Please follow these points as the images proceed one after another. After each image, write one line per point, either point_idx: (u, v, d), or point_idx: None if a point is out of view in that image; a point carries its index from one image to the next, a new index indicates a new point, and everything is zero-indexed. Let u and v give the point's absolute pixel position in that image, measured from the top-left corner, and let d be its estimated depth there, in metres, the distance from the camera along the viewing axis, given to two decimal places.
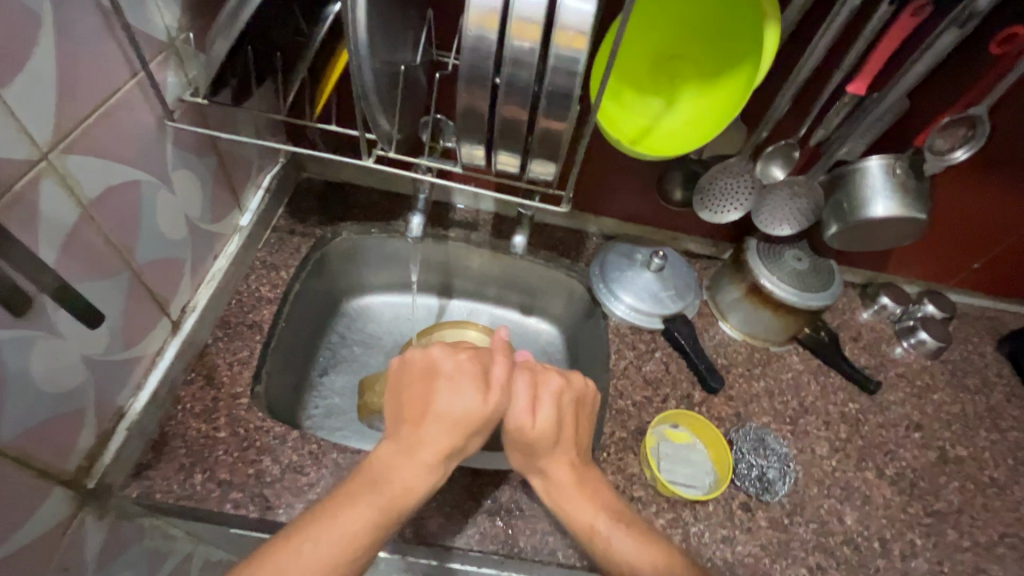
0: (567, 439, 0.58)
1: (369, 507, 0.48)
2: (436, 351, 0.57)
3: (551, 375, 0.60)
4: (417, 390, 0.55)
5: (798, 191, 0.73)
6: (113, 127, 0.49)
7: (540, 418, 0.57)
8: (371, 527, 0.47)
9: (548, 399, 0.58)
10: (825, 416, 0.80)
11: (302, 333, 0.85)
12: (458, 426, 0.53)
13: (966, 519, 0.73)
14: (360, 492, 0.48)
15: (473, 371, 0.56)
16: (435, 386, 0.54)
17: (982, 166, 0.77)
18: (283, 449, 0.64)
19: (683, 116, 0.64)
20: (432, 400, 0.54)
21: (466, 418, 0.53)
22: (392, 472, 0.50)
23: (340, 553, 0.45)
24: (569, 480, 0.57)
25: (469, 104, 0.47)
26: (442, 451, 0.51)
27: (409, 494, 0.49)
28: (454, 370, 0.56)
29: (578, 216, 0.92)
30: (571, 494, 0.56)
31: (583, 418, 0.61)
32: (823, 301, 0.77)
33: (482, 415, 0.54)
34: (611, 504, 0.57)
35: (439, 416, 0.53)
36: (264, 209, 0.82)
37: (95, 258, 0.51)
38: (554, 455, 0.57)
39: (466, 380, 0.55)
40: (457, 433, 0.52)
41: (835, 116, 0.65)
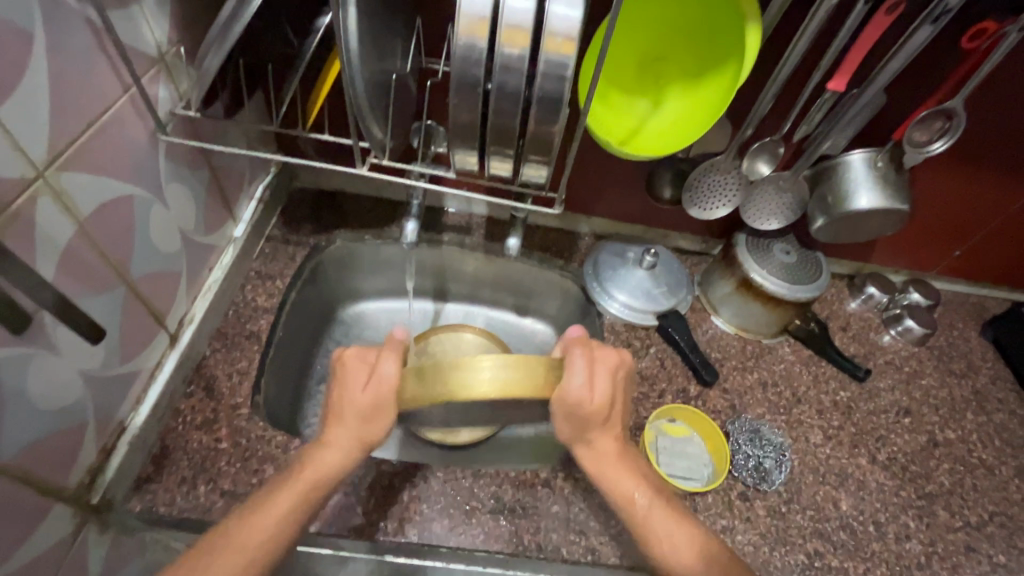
0: (613, 417, 0.58)
1: (289, 496, 0.52)
2: (354, 354, 0.57)
3: (605, 352, 0.56)
4: (337, 387, 0.57)
5: (783, 186, 0.75)
6: (106, 142, 0.49)
7: (597, 393, 0.54)
8: (293, 510, 0.52)
9: (603, 376, 0.55)
10: (818, 405, 0.81)
11: (299, 342, 0.85)
12: (365, 417, 0.55)
13: (957, 500, 0.75)
14: (280, 486, 0.53)
15: (355, 367, 0.56)
16: (340, 385, 0.56)
17: (959, 157, 0.79)
18: (286, 457, 0.65)
19: (669, 117, 0.65)
20: (337, 398, 0.56)
21: (361, 411, 0.54)
22: (321, 459, 0.54)
23: (257, 540, 0.50)
24: (609, 455, 0.58)
25: (461, 112, 0.48)
26: (353, 439, 0.55)
27: (325, 477, 0.54)
28: (371, 366, 0.56)
29: (569, 217, 0.94)
30: (614, 467, 0.58)
31: (626, 393, 0.60)
32: (812, 293, 0.79)
33: (373, 400, 0.54)
34: (652, 482, 0.59)
35: (344, 413, 0.55)
36: (257, 219, 0.82)
37: (91, 273, 0.51)
38: (599, 432, 0.57)
39: (350, 378, 0.56)
40: (365, 423, 0.55)
41: (816, 113, 0.66)
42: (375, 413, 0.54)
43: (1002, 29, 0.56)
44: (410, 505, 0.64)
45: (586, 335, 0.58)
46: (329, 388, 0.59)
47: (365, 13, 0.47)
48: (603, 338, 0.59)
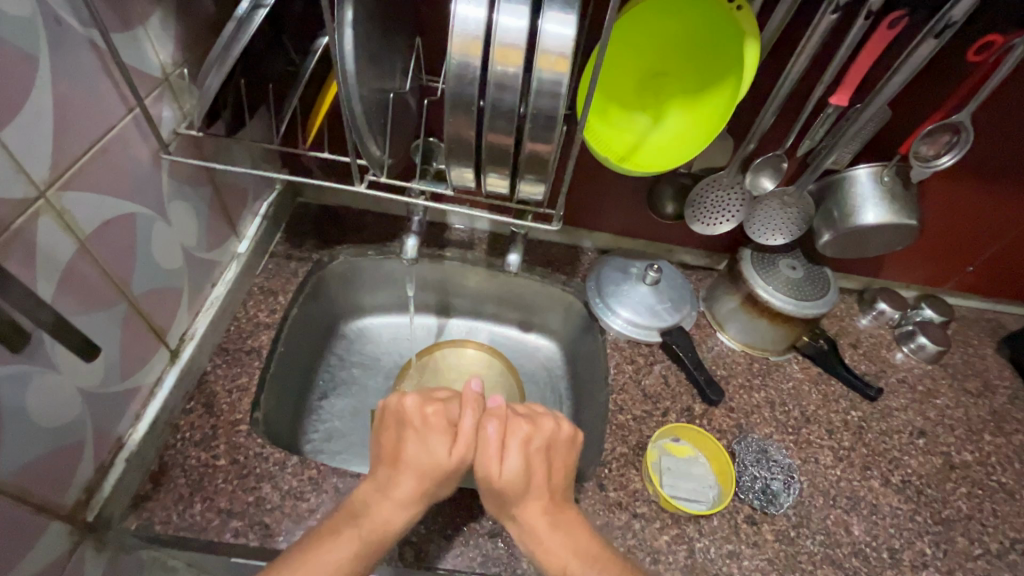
0: (537, 485, 0.57)
1: (350, 543, 0.51)
2: (408, 402, 0.60)
3: (519, 423, 0.59)
4: (411, 436, 0.58)
5: (788, 202, 0.74)
6: (109, 162, 0.50)
7: (506, 468, 0.56)
8: (354, 559, 0.50)
9: (516, 446, 0.57)
10: (828, 425, 0.79)
11: (301, 357, 0.86)
12: (425, 469, 0.56)
13: (976, 526, 0.72)
14: (339, 532, 0.52)
15: (445, 426, 0.59)
16: (405, 431, 0.58)
17: (968, 169, 0.78)
18: (283, 475, 0.64)
19: (669, 132, 0.65)
20: (409, 447, 0.57)
21: (432, 468, 0.56)
22: (372, 514, 0.53)
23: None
24: (544, 525, 0.55)
25: (457, 129, 0.48)
26: (412, 490, 0.55)
27: (384, 530, 0.53)
28: (425, 424, 0.59)
29: (571, 232, 0.94)
30: (549, 538, 0.54)
31: (566, 458, 0.60)
32: (819, 309, 0.78)
33: (435, 454, 0.57)
34: (584, 549, 0.54)
35: (411, 461, 0.57)
36: (261, 236, 0.83)
37: (93, 291, 0.51)
38: (526, 502, 0.56)
39: (434, 434, 0.58)
40: (422, 478, 0.56)
41: (820, 127, 0.65)
42: (435, 467, 0.56)
43: (1009, 41, 0.55)
44: (407, 525, 0.63)
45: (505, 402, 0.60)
46: (405, 436, 0.58)
47: (362, 32, 0.48)
48: (526, 410, 0.61)
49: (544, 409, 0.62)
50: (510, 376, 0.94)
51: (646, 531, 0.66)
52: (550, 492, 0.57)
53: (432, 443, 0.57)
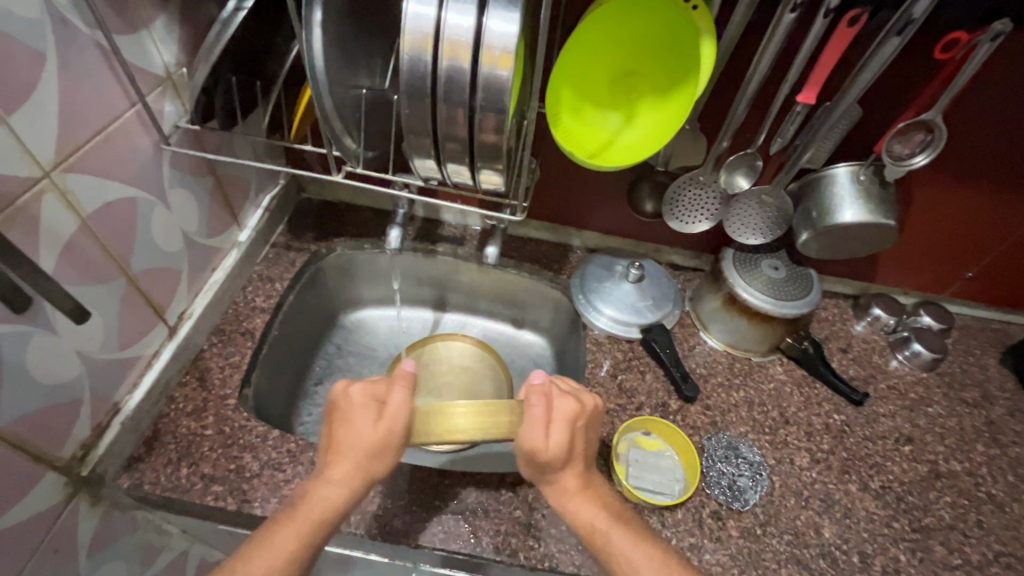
0: (576, 454, 0.58)
1: (295, 529, 0.52)
2: (338, 387, 0.58)
3: (565, 399, 0.57)
4: (344, 418, 0.56)
5: (767, 200, 0.74)
6: (111, 149, 0.56)
7: (553, 440, 0.55)
8: (300, 545, 0.52)
9: (561, 421, 0.56)
10: (808, 427, 0.78)
11: (300, 343, 0.93)
12: (359, 447, 0.54)
13: (957, 536, 0.70)
14: (283, 520, 0.53)
15: (367, 404, 0.55)
16: (340, 415, 0.57)
17: (957, 170, 0.76)
18: (264, 447, 0.68)
19: (640, 130, 0.67)
20: (341, 430, 0.56)
21: (364, 446, 0.54)
22: (315, 497, 0.54)
23: (275, 565, 0.50)
24: (575, 487, 0.57)
25: (416, 122, 0.51)
26: (350, 472, 0.55)
27: (327, 512, 0.54)
28: (347, 403, 0.56)
29: (560, 229, 0.96)
30: (581, 500, 0.57)
31: (596, 428, 0.60)
32: (798, 309, 0.78)
33: (366, 430, 0.54)
34: (609, 510, 0.57)
35: (348, 444, 0.55)
36: (262, 226, 0.89)
37: (94, 266, 0.57)
38: (561, 472, 0.57)
39: (361, 413, 0.55)
40: (354, 460, 0.55)
41: (790, 125, 0.65)
42: (364, 446, 0.54)
43: (973, 38, 0.55)
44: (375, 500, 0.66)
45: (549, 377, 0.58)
46: (341, 419, 0.57)
47: (333, 33, 0.52)
48: (567, 385, 0.60)
49: (581, 387, 0.61)
50: (499, 369, 0.98)
51: None
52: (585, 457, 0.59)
53: (360, 425, 0.55)
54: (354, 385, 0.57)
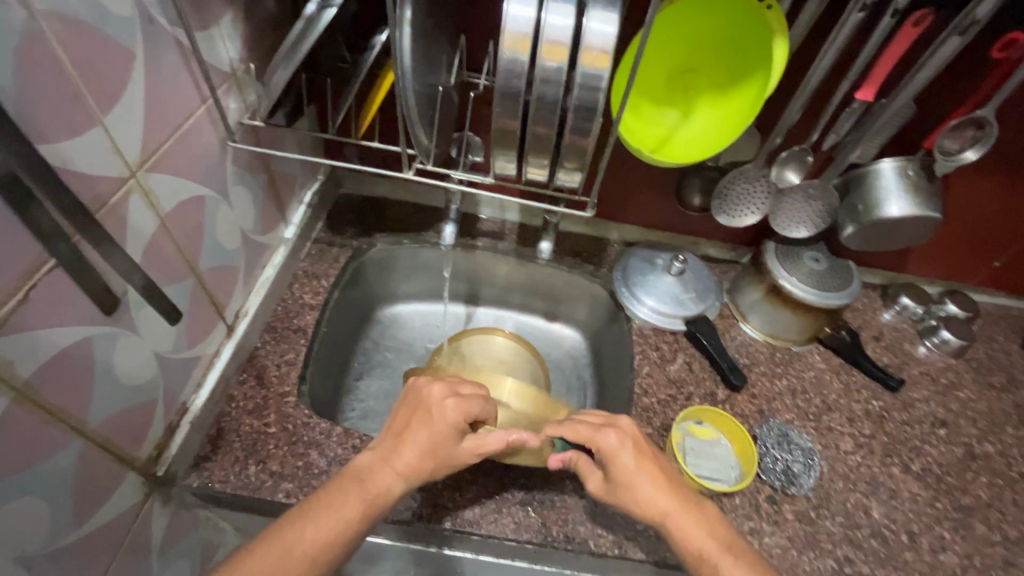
0: (662, 480, 0.59)
1: (358, 498, 0.54)
2: (432, 391, 0.63)
3: (607, 434, 0.62)
4: (428, 419, 0.61)
5: (813, 194, 0.76)
6: (185, 147, 0.55)
7: (630, 476, 0.59)
8: (359, 516, 0.53)
9: (624, 456, 0.60)
10: (849, 413, 0.81)
11: (341, 338, 0.93)
12: (431, 449, 0.59)
13: (995, 514, 0.73)
14: (349, 487, 0.55)
15: (456, 419, 0.61)
16: (421, 412, 0.61)
17: (994, 165, 0.79)
18: (329, 443, 0.69)
19: (699, 125, 0.68)
20: (419, 428, 0.60)
21: (437, 454, 0.59)
22: (378, 478, 0.56)
23: (332, 534, 0.52)
24: (677, 508, 0.58)
25: (503, 120, 0.51)
26: (414, 464, 0.58)
27: (388, 496, 0.56)
28: (439, 414, 0.61)
29: (599, 223, 0.98)
30: (682, 519, 0.57)
31: (654, 451, 0.62)
32: (841, 300, 0.80)
33: (444, 438, 0.60)
34: (713, 531, 0.56)
35: (423, 441, 0.59)
36: (306, 222, 0.88)
37: (169, 265, 0.56)
38: (663, 501, 0.58)
39: (447, 425, 0.60)
40: (421, 453, 0.59)
41: (846, 122, 0.67)
42: (434, 447, 0.59)
43: None
44: (444, 493, 0.67)
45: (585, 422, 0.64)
46: (418, 418, 0.61)
47: (418, 30, 0.52)
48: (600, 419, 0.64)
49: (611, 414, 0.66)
50: (537, 364, 1.00)
51: None
52: (667, 477, 0.60)
53: (439, 433, 0.60)
54: (448, 396, 0.62)
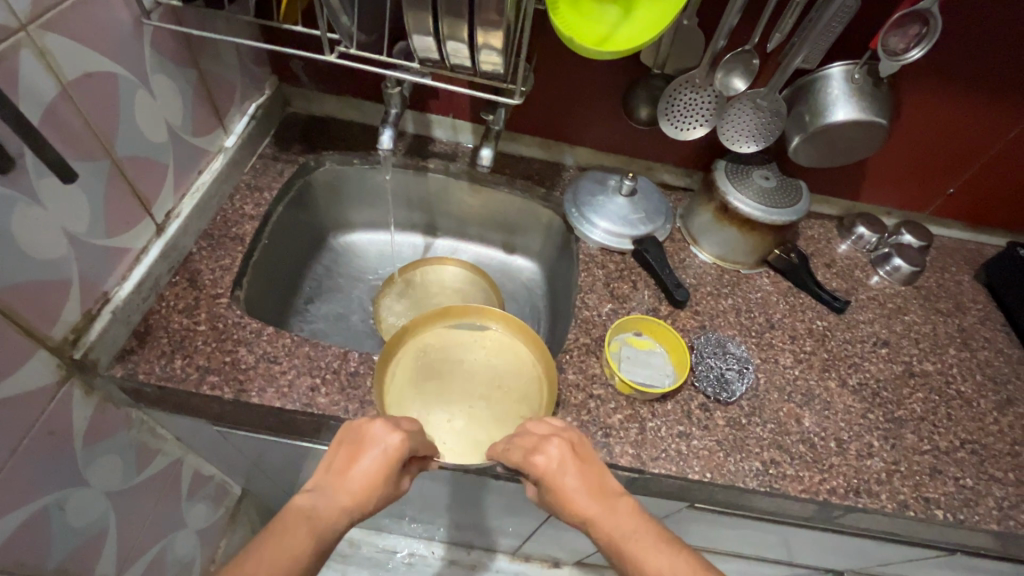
0: (600, 489, 0.54)
1: (307, 534, 0.46)
2: (376, 425, 0.56)
3: (541, 450, 0.56)
4: (374, 452, 0.54)
5: (761, 104, 0.74)
6: (88, 14, 0.53)
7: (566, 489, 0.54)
8: (309, 552, 0.45)
9: (563, 474, 0.55)
10: (792, 331, 0.81)
11: (289, 260, 0.92)
12: (379, 484, 0.53)
13: (927, 426, 0.74)
14: (291, 522, 0.47)
15: (402, 458, 0.55)
16: (365, 444, 0.54)
17: (950, 78, 0.76)
18: (258, 341, 0.69)
19: (639, 22, 0.66)
20: (366, 459, 0.53)
21: (379, 493, 0.53)
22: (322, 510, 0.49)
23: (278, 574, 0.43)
24: (600, 511, 0.52)
25: None
26: (360, 503, 0.51)
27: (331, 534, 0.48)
28: (385, 451, 0.54)
29: (553, 146, 0.95)
30: (609, 517, 0.52)
31: (589, 460, 0.57)
32: (788, 217, 0.79)
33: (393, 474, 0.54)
34: (630, 525, 0.51)
35: (372, 477, 0.53)
36: (248, 134, 0.86)
37: (77, 139, 0.55)
38: (597, 513, 0.52)
39: (397, 460, 0.54)
40: (368, 486, 0.52)
41: (789, 19, 0.66)
42: (379, 481, 0.53)
43: None
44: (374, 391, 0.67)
45: (520, 441, 0.58)
46: (362, 450, 0.54)
47: None
48: (535, 436, 0.58)
49: (546, 431, 0.59)
50: (490, 293, 0.99)
51: (601, 411, 0.69)
52: (597, 483, 0.55)
53: (386, 467, 0.53)
54: (395, 430, 0.56)
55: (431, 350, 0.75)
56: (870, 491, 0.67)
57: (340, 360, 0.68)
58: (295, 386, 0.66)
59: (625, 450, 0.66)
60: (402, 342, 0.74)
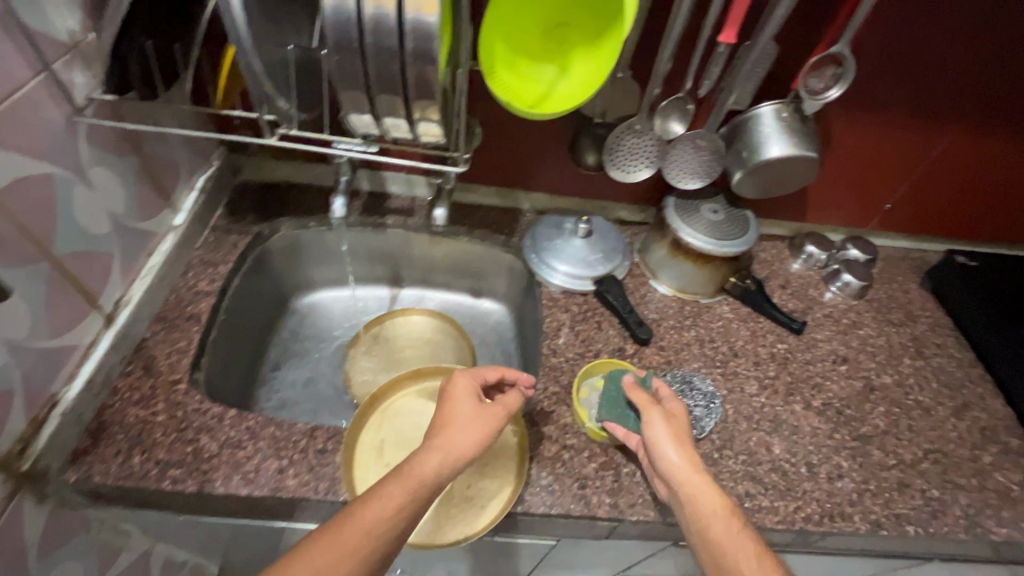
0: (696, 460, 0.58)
1: (401, 489, 0.49)
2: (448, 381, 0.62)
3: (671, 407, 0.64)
4: (460, 399, 0.59)
5: (700, 144, 0.78)
6: (18, 121, 0.52)
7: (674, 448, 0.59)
8: (405, 505, 0.49)
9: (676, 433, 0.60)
10: (754, 357, 0.83)
11: (251, 330, 0.91)
12: (469, 423, 0.57)
13: (891, 440, 0.76)
14: (388, 477, 0.50)
15: (472, 392, 0.61)
16: (448, 397, 0.60)
17: (877, 103, 0.80)
18: (221, 428, 0.67)
19: (574, 80, 0.69)
20: (454, 407, 0.59)
21: (476, 424, 0.57)
22: (422, 462, 0.52)
23: (381, 524, 0.47)
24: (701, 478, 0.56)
25: (344, 68, 0.51)
26: (461, 438, 0.55)
27: (437, 474, 0.52)
28: (456, 393, 0.60)
29: (508, 193, 0.97)
30: (692, 482, 0.55)
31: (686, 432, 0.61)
32: (738, 248, 0.81)
33: (474, 401, 0.59)
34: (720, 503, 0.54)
35: (460, 418, 0.57)
36: (199, 209, 0.86)
37: (11, 248, 0.54)
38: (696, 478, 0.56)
39: (466, 393, 0.60)
40: (464, 423, 0.57)
41: (715, 66, 0.69)
42: (473, 416, 0.58)
43: None
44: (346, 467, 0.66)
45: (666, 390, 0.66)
46: (449, 400, 0.60)
47: None
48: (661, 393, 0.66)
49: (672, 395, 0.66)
50: (461, 340, 0.98)
51: (575, 460, 0.69)
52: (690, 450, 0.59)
53: (471, 402, 0.59)
54: (457, 374, 0.62)
55: (398, 421, 0.71)
56: (843, 514, 0.68)
57: (306, 439, 0.67)
58: (261, 470, 0.64)
59: (602, 500, 0.66)
60: (368, 413, 0.70)
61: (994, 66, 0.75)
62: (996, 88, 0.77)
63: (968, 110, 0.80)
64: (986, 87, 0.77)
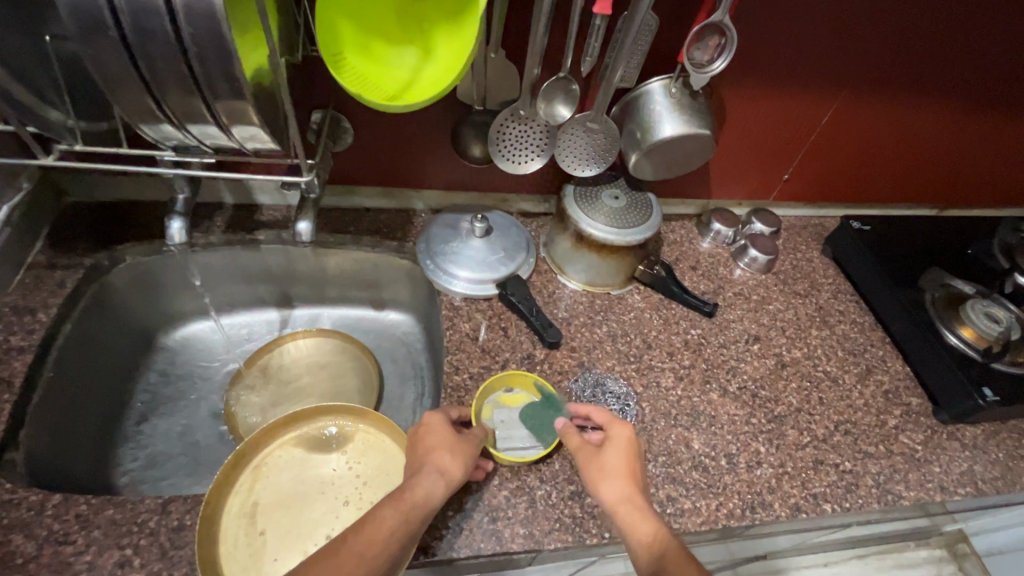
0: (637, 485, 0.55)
1: (394, 513, 0.48)
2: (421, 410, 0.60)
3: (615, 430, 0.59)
4: (436, 426, 0.57)
5: (591, 127, 0.72)
6: None
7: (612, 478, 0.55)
8: (398, 528, 0.47)
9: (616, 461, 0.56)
10: (669, 347, 0.79)
11: (99, 382, 0.76)
12: (452, 447, 0.55)
13: (804, 416, 0.75)
14: (381, 501, 0.49)
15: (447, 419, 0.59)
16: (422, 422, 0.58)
17: (767, 73, 0.77)
18: (41, 520, 0.54)
19: (437, 63, 0.59)
20: (430, 435, 0.57)
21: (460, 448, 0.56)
22: (413, 487, 0.51)
23: (374, 548, 0.46)
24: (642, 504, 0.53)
25: (108, 64, 0.39)
26: (448, 462, 0.54)
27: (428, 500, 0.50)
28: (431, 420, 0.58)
29: (396, 193, 0.87)
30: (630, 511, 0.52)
31: (627, 461, 0.56)
32: (641, 234, 0.76)
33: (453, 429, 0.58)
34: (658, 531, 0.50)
35: (440, 442, 0.56)
36: (6, 244, 0.71)
37: None
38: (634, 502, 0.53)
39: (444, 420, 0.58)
40: (447, 447, 0.55)
41: (594, 41, 0.62)
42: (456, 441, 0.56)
43: None
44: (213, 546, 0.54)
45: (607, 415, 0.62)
46: (425, 428, 0.57)
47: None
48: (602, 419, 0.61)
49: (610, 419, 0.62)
50: (363, 358, 0.86)
51: (484, 491, 0.62)
52: (630, 478, 0.55)
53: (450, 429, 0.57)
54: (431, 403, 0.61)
55: (273, 479, 0.61)
56: (764, 503, 0.66)
57: (157, 517, 0.55)
58: (96, 568, 0.52)
59: (516, 533, 0.60)
60: (235, 474, 0.60)
61: (879, 32, 0.74)
62: (887, 54, 0.77)
63: (864, 80, 0.81)
64: (889, 53, 0.77)
